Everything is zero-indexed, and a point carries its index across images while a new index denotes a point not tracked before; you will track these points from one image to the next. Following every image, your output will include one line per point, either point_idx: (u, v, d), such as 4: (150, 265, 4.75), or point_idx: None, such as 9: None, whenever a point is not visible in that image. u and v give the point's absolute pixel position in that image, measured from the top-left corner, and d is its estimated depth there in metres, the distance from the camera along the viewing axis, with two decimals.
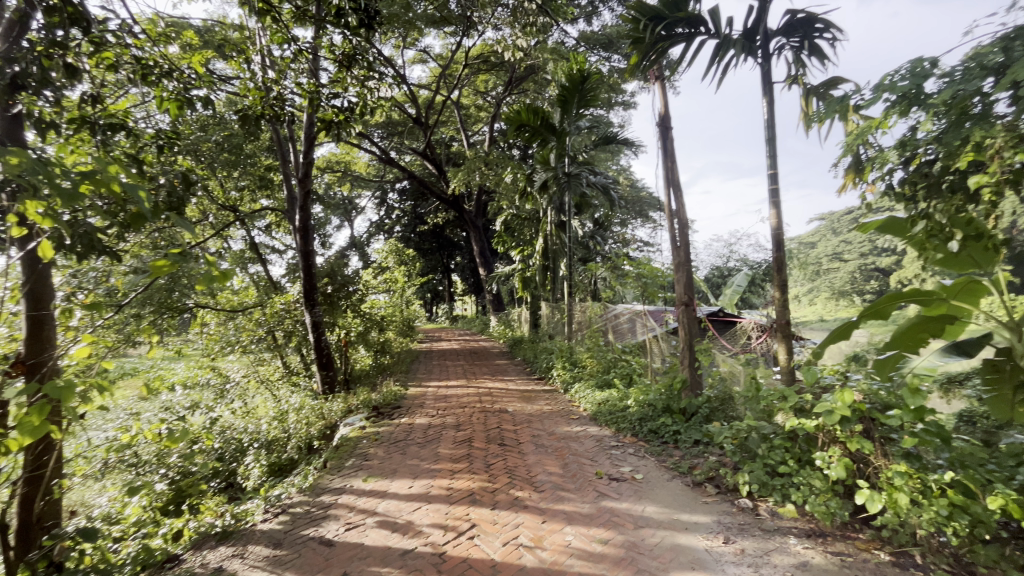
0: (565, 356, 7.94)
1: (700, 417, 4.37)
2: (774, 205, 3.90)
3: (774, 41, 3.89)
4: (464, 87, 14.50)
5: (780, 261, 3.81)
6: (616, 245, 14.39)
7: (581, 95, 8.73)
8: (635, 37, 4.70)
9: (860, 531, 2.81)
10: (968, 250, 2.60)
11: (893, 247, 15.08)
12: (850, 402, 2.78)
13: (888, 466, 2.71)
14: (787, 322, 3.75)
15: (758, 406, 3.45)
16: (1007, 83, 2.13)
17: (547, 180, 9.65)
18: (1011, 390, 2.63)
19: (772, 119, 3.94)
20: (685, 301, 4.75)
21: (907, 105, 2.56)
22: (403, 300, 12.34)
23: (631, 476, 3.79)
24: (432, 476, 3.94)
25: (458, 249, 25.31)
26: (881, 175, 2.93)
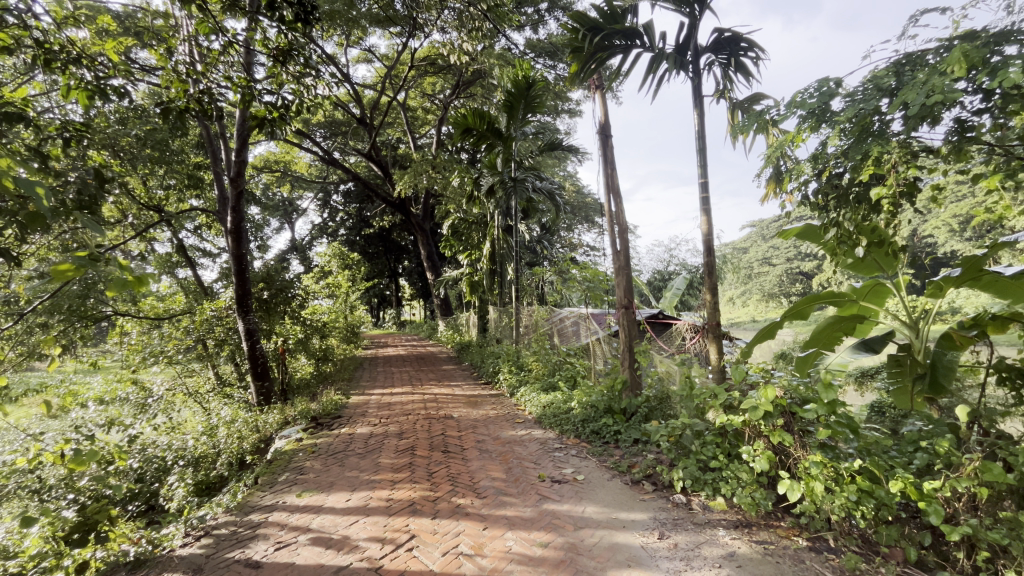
0: (511, 360, 7.97)
1: (639, 417, 4.51)
2: (705, 213, 4.11)
3: (703, 56, 4.10)
4: (410, 89, 14.28)
5: (711, 265, 4.01)
6: (563, 250, 14.65)
7: (527, 101, 8.92)
8: (575, 47, 4.81)
9: (782, 519, 3.00)
10: (874, 256, 2.82)
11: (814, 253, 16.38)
12: (772, 397, 2.96)
13: (805, 457, 2.90)
14: (717, 324, 3.96)
15: (692, 404, 3.59)
16: (899, 104, 2.37)
17: (494, 185, 9.69)
18: (912, 383, 2.91)
19: (702, 131, 4.15)
20: (625, 304, 4.89)
21: (817, 121, 2.78)
22: (346, 306, 11.93)
23: (573, 477, 3.85)
24: (372, 487, 3.80)
25: (406, 253, 24.84)
26: (799, 186, 3.17)
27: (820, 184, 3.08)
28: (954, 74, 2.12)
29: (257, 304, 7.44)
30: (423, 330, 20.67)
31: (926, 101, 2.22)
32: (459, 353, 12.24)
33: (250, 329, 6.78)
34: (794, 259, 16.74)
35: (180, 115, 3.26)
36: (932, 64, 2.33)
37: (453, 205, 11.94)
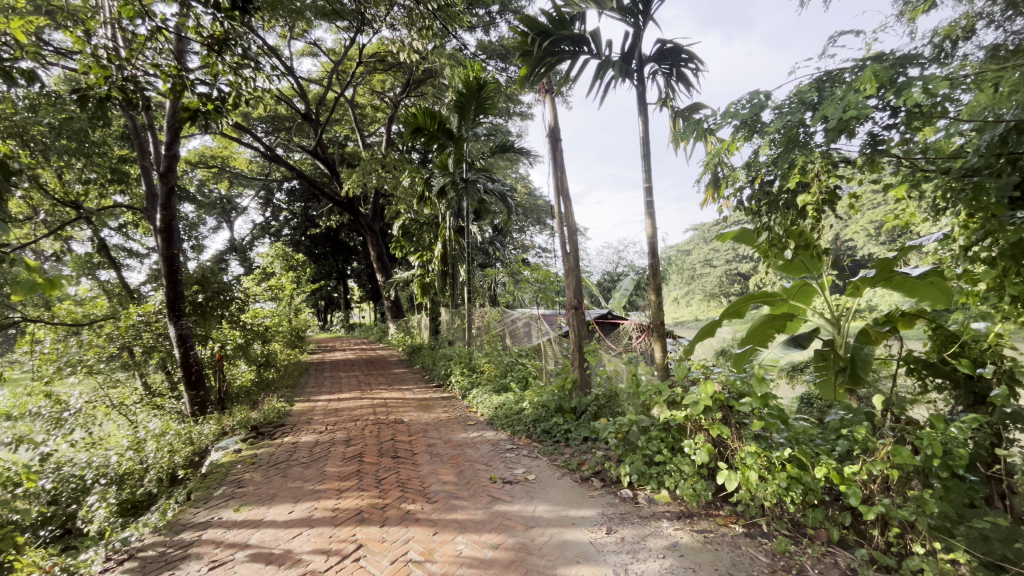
0: (463, 362, 7.92)
1: (588, 415, 4.61)
2: (649, 217, 4.26)
3: (647, 66, 4.26)
4: (358, 85, 13.90)
5: (655, 267, 4.16)
6: (515, 251, 14.74)
7: (479, 102, 8.94)
8: (524, 50, 4.85)
9: (720, 508, 3.16)
10: (800, 258, 3.03)
11: (750, 255, 17.34)
12: (711, 392, 3.11)
13: (741, 447, 3.07)
14: (661, 323, 4.12)
15: (639, 401, 3.70)
16: (819, 118, 2.58)
17: (445, 185, 9.61)
18: (834, 375, 3.16)
19: (647, 137, 4.30)
20: (575, 305, 4.98)
21: (749, 131, 2.93)
22: (291, 309, 11.42)
23: (524, 477, 3.87)
24: (317, 497, 3.66)
25: (354, 254, 24.12)
26: (734, 192, 3.35)
27: (753, 191, 3.26)
28: (866, 92, 2.33)
29: (190, 308, 6.98)
30: (373, 333, 20.16)
31: (843, 116, 2.41)
32: (410, 356, 12.02)
33: (183, 335, 6.35)
34: (732, 261, 17.70)
35: (102, 104, 2.98)
36: (848, 82, 2.54)
37: (404, 205, 11.73)
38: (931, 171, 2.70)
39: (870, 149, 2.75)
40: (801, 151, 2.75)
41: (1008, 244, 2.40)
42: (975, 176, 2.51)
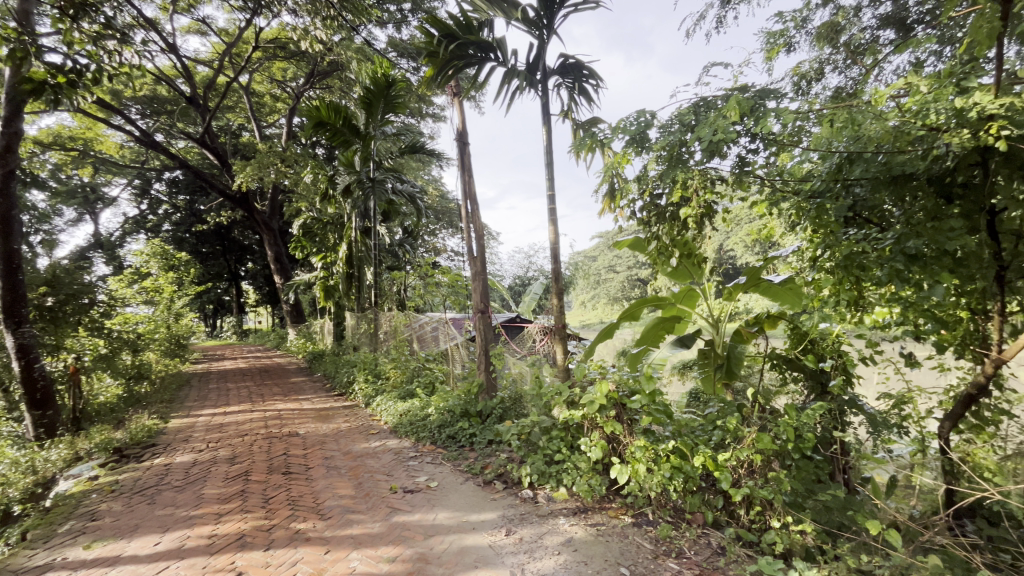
0: (367, 368, 7.61)
1: (493, 418, 4.65)
2: (553, 223, 4.42)
3: (551, 77, 4.42)
4: (255, 71, 12.86)
5: (557, 272, 4.31)
6: (426, 254, 14.48)
7: (387, 100, 8.70)
8: (430, 51, 4.80)
9: (613, 501, 3.34)
10: (685, 265, 3.31)
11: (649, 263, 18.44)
12: (606, 391, 3.29)
13: (632, 442, 3.28)
14: (563, 326, 4.28)
15: (541, 402, 3.82)
16: (694, 140, 2.88)
17: (350, 184, 9.22)
18: (714, 371, 3.48)
19: (550, 146, 4.45)
20: (482, 309, 5.00)
21: (639, 146, 3.13)
22: (170, 313, 10.20)
23: (426, 485, 3.79)
24: (190, 525, 3.28)
25: (249, 253, 22.15)
26: (629, 204, 3.57)
27: (645, 204, 3.54)
28: (731, 118, 2.62)
29: (36, 314, 5.90)
30: (269, 339, 18.65)
31: (713, 138, 2.70)
32: (311, 363, 11.28)
33: (24, 345, 5.38)
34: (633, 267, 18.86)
35: None
36: (719, 109, 2.84)
37: (306, 203, 11.01)
38: (786, 191, 3.09)
39: (738, 170, 3.09)
40: (682, 167, 3.01)
41: (842, 257, 2.82)
42: (819, 198, 2.92)
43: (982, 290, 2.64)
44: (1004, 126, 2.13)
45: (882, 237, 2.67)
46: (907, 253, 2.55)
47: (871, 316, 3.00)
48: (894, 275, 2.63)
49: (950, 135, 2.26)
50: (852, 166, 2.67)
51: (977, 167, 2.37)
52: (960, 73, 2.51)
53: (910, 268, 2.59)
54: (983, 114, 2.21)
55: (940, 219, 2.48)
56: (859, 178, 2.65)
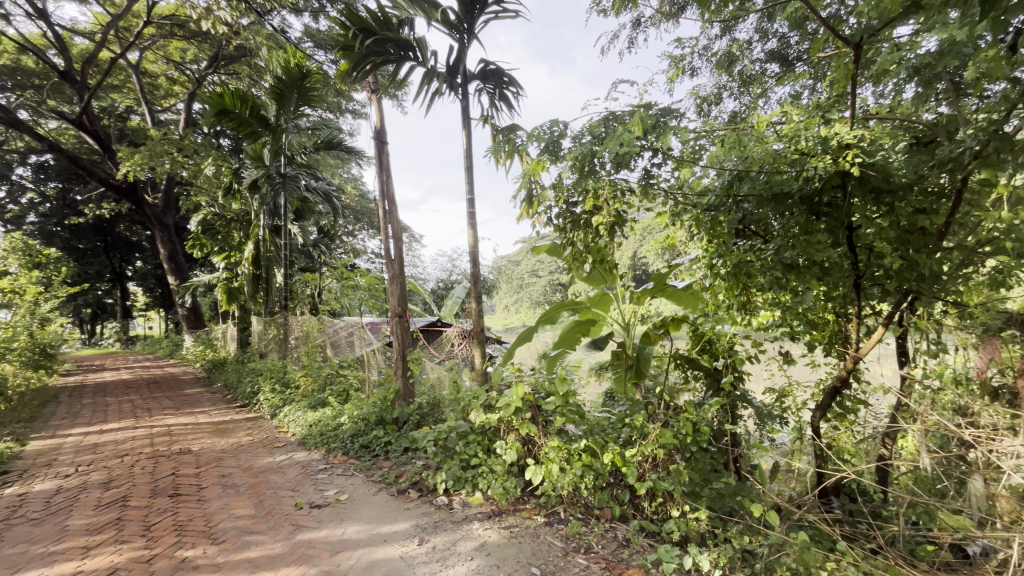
0: (274, 377, 7.12)
1: (410, 425, 4.53)
2: (473, 228, 4.43)
3: (472, 82, 4.44)
4: (148, 49, 11.57)
5: (476, 276, 4.33)
6: (343, 255, 13.80)
7: (301, 92, 8.18)
8: (345, 44, 4.62)
9: (527, 502, 3.38)
10: (598, 270, 3.50)
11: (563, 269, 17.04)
12: (522, 394, 3.34)
13: (546, 443, 3.36)
14: (481, 329, 4.30)
15: (458, 407, 3.79)
16: (604, 152, 3.03)
17: (257, 179, 8.57)
18: (625, 371, 3.70)
19: (470, 150, 4.46)
20: (399, 313, 4.98)
21: (553, 155, 3.21)
22: (33, 318, 8.82)
23: (336, 498, 3.61)
24: (49, 562, 2.84)
25: (138, 250, 19.78)
26: (545, 210, 3.65)
27: (561, 211, 3.62)
28: (636, 133, 2.79)
29: None
30: (161, 346, 16.77)
31: (620, 151, 2.86)
32: (210, 372, 10.30)
33: None
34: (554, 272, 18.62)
35: None
36: (626, 123, 3.00)
37: (206, 197, 10.07)
38: (688, 204, 3.33)
39: (644, 182, 3.24)
40: (593, 177, 3.13)
41: (733, 266, 3.10)
42: (714, 212, 3.18)
43: (843, 296, 3.04)
44: (857, 154, 2.50)
45: (765, 248, 2.98)
46: (785, 263, 2.85)
47: (757, 319, 3.33)
48: (775, 281, 2.93)
49: (816, 160, 2.59)
50: (741, 183, 2.94)
51: (839, 189, 2.70)
52: (824, 107, 2.88)
53: (787, 275, 2.91)
54: (842, 143, 2.56)
55: (810, 233, 2.81)
56: (747, 194, 2.92)
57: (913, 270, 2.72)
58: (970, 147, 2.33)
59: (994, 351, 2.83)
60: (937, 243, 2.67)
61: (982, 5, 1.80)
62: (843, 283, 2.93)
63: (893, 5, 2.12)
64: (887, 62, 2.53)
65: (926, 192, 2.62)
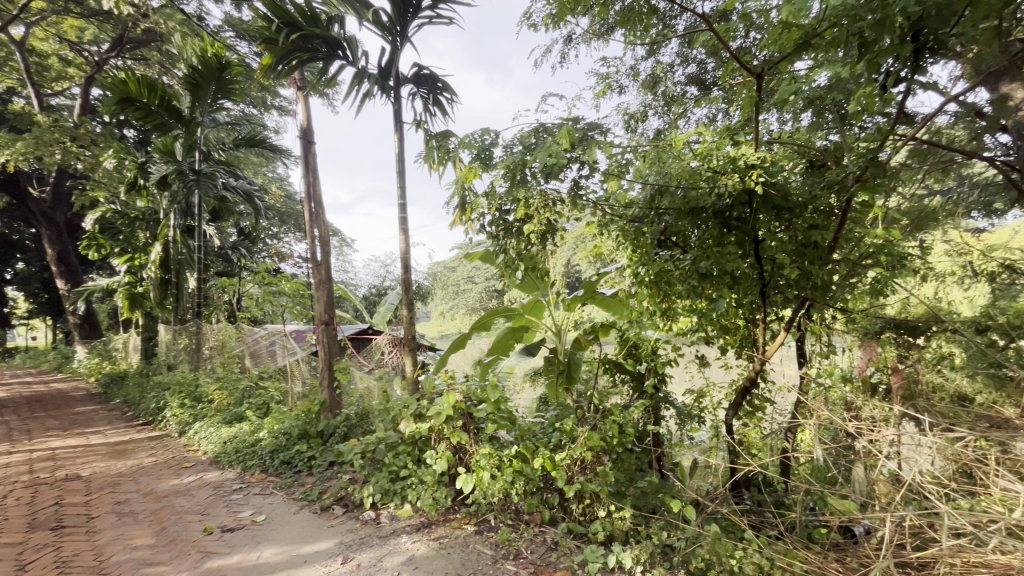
0: (184, 391, 6.53)
1: (336, 437, 4.34)
2: (404, 233, 4.36)
3: (405, 86, 4.38)
4: (35, 25, 10.29)
5: (407, 284, 4.29)
6: (266, 258, 12.97)
7: (220, 84, 7.62)
8: (268, 37, 4.39)
9: (457, 511, 3.34)
10: (530, 277, 3.59)
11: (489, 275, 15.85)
12: (453, 402, 3.32)
13: (477, 450, 3.35)
14: (412, 337, 4.29)
15: (388, 417, 3.69)
16: (534, 162, 3.09)
17: (167, 174, 7.86)
18: (556, 376, 3.79)
19: (402, 154, 4.39)
20: (325, 321, 4.80)
21: (484, 163, 3.23)
22: None
23: (251, 520, 3.36)
24: None
25: (19, 250, 17.42)
26: (479, 217, 3.60)
27: (493, 219, 3.56)
28: (563, 145, 2.89)
29: None
30: (46, 360, 14.82)
31: (549, 162, 2.93)
32: (107, 387, 9.25)
33: None
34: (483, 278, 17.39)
35: None
36: (555, 136, 3.08)
37: (104, 192, 9.08)
38: (615, 215, 3.46)
39: (573, 193, 3.32)
40: (524, 186, 3.18)
41: (654, 274, 3.27)
42: (638, 223, 3.34)
43: (751, 303, 3.31)
44: (760, 174, 2.74)
45: (683, 258, 3.18)
46: (700, 272, 3.07)
47: (677, 324, 3.54)
48: (692, 289, 3.14)
49: (726, 179, 2.80)
50: (661, 197, 3.09)
51: (747, 206, 2.93)
52: (734, 130, 3.15)
53: (702, 284, 3.13)
54: (747, 164, 2.80)
55: (722, 245, 3.02)
56: (667, 207, 3.08)
57: (809, 280, 3.02)
58: (852, 172, 2.61)
59: (874, 353, 3.62)
60: (828, 256, 2.96)
61: (860, 48, 2.04)
62: (750, 291, 3.19)
63: (789, 42, 2.35)
64: (786, 92, 2.81)
65: (818, 210, 2.91)
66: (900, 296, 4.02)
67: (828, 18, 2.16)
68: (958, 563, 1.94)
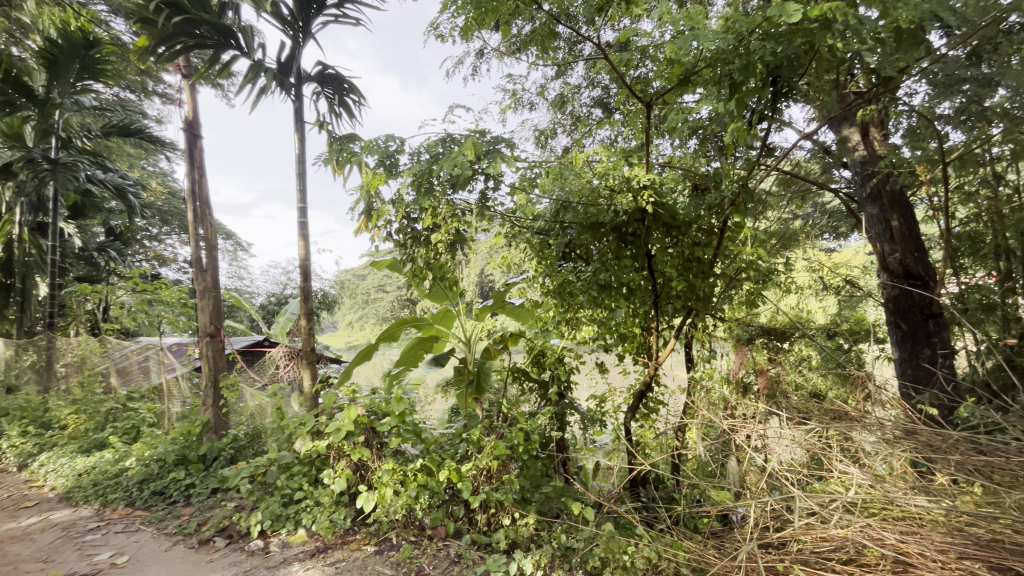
0: (28, 417, 5.53)
1: (221, 461, 3.95)
2: (303, 239, 4.12)
3: (308, 84, 4.16)
4: None
5: (307, 293, 4.07)
6: (142, 262, 11.48)
7: (86, 63, 6.65)
8: (145, 16, 3.94)
9: (357, 533, 3.18)
10: (439, 287, 3.58)
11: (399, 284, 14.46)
12: (354, 417, 3.19)
13: (380, 466, 3.23)
14: (312, 349, 4.14)
15: (282, 436, 3.47)
16: (441, 171, 3.10)
17: (11, 162, 6.66)
18: (464, 386, 3.78)
19: (303, 155, 4.16)
20: (211, 333, 4.47)
21: (388, 170, 3.15)
22: None
23: (109, 563, 2.92)
24: None
25: None
26: (385, 225, 3.42)
27: (400, 226, 3.42)
28: (469, 157, 2.93)
29: None
30: None
31: (455, 173, 2.95)
32: None
33: None
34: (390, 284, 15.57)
35: None
36: (462, 146, 3.11)
37: None
38: (523, 228, 3.56)
39: (481, 205, 3.36)
40: (430, 196, 3.16)
41: (558, 286, 3.41)
42: (543, 235, 3.50)
43: (646, 313, 3.56)
44: (651, 195, 2.98)
45: (585, 270, 3.35)
46: (599, 284, 3.27)
47: (580, 333, 3.70)
48: (592, 300, 3.30)
49: (621, 198, 3.03)
50: (565, 212, 3.26)
51: (640, 222, 3.19)
52: (629, 152, 3.40)
53: (602, 295, 3.30)
54: (640, 184, 3.04)
55: (619, 258, 3.25)
56: (570, 222, 3.25)
57: (693, 292, 3.32)
58: (727, 197, 2.95)
59: (746, 357, 4.07)
60: (709, 270, 3.29)
61: (730, 88, 2.31)
62: (644, 302, 3.44)
63: (674, 76, 2.60)
64: (674, 121, 3.10)
65: (701, 230, 3.24)
66: (770, 306, 4.56)
67: (705, 60, 2.43)
68: (808, 539, 2.24)
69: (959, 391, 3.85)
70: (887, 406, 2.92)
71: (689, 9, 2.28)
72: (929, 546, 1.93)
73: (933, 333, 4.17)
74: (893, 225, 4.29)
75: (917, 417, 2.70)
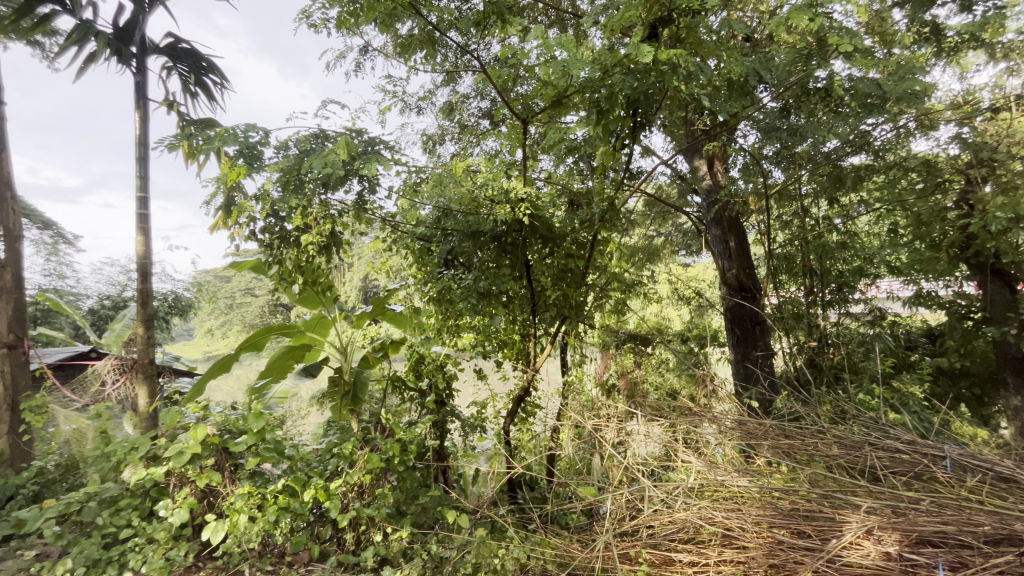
0: None
1: (19, 501, 3.22)
2: (143, 234, 3.58)
3: (154, 56, 3.63)
4: None
5: (146, 295, 3.52)
6: None
7: None
8: None
9: (201, 569, 2.81)
10: (310, 292, 3.35)
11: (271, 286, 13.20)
12: (202, 437, 2.83)
13: (233, 491, 2.92)
14: (151, 361, 3.59)
15: (106, 464, 2.94)
16: (312, 168, 2.91)
17: None
18: (337, 398, 3.57)
19: (145, 137, 3.62)
20: (10, 343, 3.67)
21: (250, 162, 2.87)
22: None
23: None
24: None
25: None
26: (247, 222, 3.04)
27: (266, 225, 3.08)
28: (341, 156, 2.82)
29: None
30: None
31: (325, 172, 2.81)
32: None
33: None
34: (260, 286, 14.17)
35: None
36: (334, 145, 2.97)
37: None
38: (405, 233, 3.50)
39: (358, 207, 3.21)
40: (299, 194, 2.95)
41: (438, 292, 3.42)
42: (425, 241, 3.51)
43: (524, 321, 3.70)
44: (527, 208, 3.12)
45: (465, 278, 3.37)
46: (479, 291, 3.29)
47: (460, 341, 3.72)
48: (472, 307, 3.33)
49: (500, 209, 3.14)
50: (446, 219, 3.34)
51: (518, 233, 3.30)
52: (508, 165, 3.53)
53: (481, 302, 3.33)
54: (517, 196, 3.16)
55: (499, 266, 3.31)
56: (452, 229, 3.33)
57: (568, 301, 3.54)
58: (596, 213, 3.21)
59: (611, 361, 4.44)
60: (581, 280, 3.53)
61: (598, 114, 2.52)
62: (521, 311, 3.57)
63: (547, 97, 2.76)
64: (553, 140, 3.32)
65: (575, 243, 3.46)
66: (634, 314, 5.04)
67: (575, 86, 2.62)
68: (655, 524, 2.45)
69: (774, 386, 4.62)
70: (721, 402, 3.39)
71: (562, 37, 2.44)
72: (747, 519, 2.23)
73: (759, 337, 4.94)
74: (731, 245, 4.99)
75: (744, 410, 3.16)
